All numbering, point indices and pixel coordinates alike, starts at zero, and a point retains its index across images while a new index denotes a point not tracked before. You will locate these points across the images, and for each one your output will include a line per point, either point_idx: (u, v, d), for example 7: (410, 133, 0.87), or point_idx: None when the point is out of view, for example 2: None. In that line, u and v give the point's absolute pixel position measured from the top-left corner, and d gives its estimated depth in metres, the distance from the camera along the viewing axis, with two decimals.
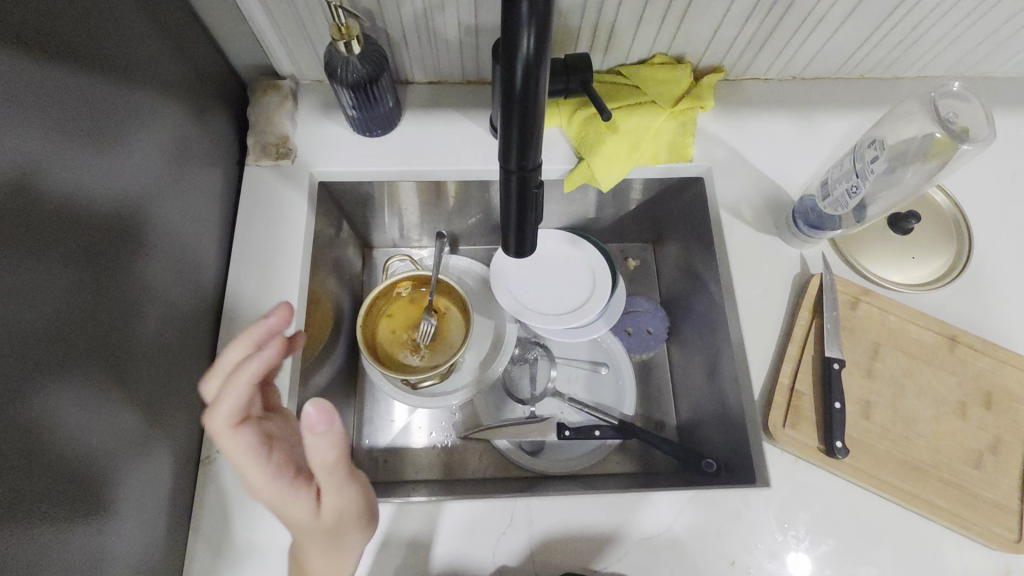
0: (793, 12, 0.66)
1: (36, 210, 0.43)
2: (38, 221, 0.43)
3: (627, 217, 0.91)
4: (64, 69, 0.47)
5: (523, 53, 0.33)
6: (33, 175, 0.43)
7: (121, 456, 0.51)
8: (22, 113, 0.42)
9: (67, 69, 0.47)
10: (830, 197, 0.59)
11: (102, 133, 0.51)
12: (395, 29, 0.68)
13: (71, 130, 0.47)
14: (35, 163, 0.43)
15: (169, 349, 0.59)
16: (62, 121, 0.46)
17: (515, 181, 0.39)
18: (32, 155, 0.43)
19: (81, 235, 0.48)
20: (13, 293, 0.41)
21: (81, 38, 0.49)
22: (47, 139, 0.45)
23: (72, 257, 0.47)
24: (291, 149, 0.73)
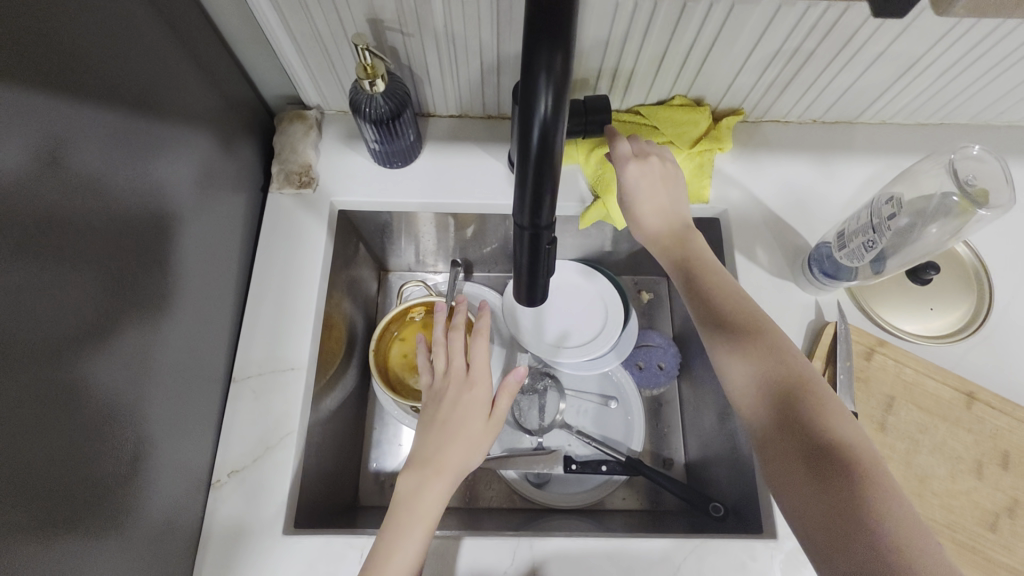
0: (813, 60, 0.67)
1: (59, 239, 0.44)
2: (61, 249, 0.45)
3: (641, 251, 0.91)
4: (93, 103, 0.48)
5: (540, 116, 0.33)
6: (58, 205, 0.44)
7: (132, 479, 0.52)
8: (52, 146, 0.44)
9: (95, 102, 0.48)
10: (846, 248, 0.59)
11: (133, 164, 0.53)
12: (420, 66, 0.70)
13: (103, 162, 0.49)
14: (60, 192, 0.44)
15: (185, 371, 0.60)
16: (96, 153, 0.48)
17: (528, 236, 0.40)
18: (59, 184, 0.44)
19: (111, 258, 0.50)
20: (33, 322, 0.42)
21: (110, 70, 0.50)
22: (75, 169, 0.46)
23: (102, 281, 0.49)
24: (313, 178, 0.75)
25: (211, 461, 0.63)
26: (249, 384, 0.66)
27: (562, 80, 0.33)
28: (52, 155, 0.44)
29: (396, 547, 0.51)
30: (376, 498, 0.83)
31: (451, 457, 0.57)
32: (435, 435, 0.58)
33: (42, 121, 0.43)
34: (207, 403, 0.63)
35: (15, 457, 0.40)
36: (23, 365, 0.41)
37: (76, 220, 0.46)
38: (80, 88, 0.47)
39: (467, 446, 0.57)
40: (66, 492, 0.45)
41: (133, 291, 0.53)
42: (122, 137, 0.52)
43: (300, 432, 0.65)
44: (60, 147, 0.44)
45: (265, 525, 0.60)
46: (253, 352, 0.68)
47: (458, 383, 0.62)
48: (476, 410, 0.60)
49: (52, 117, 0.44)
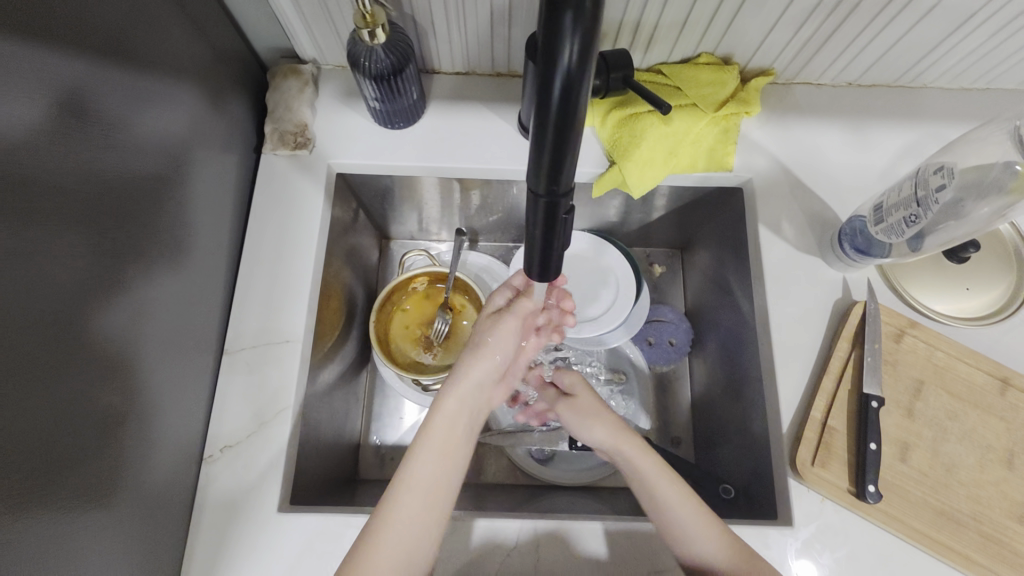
0: (858, 13, 0.60)
1: (32, 197, 0.40)
2: (34, 207, 0.40)
3: (656, 222, 0.87)
4: (71, 49, 0.44)
5: (563, 67, 0.29)
6: (29, 158, 0.40)
7: (121, 455, 0.49)
8: (26, 92, 0.40)
9: (74, 49, 0.44)
10: (885, 223, 0.55)
11: (116, 118, 0.49)
12: (424, 16, 0.64)
13: (82, 115, 0.45)
14: (32, 145, 0.40)
15: (176, 344, 0.57)
16: (76, 104, 0.44)
17: (542, 206, 0.35)
18: (31, 136, 0.40)
19: (98, 216, 0.47)
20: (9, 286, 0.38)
21: (91, 14, 0.46)
22: (49, 121, 0.42)
23: (88, 241, 0.46)
24: (309, 138, 0.70)
25: (202, 435, 0.60)
26: (243, 356, 0.63)
27: (590, 25, 0.28)
28: (25, 101, 0.39)
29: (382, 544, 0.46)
30: (376, 472, 0.82)
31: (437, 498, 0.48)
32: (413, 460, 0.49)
33: (14, 62, 0.38)
34: (198, 377, 0.60)
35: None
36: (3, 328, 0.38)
37: (59, 174, 0.43)
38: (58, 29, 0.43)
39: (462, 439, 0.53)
40: (54, 462, 0.42)
41: (118, 255, 0.49)
42: (106, 88, 0.48)
43: (296, 406, 0.62)
44: (32, 94, 0.40)
45: (259, 502, 0.58)
46: (247, 323, 0.64)
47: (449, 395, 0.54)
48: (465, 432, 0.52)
49: (27, 60, 0.40)
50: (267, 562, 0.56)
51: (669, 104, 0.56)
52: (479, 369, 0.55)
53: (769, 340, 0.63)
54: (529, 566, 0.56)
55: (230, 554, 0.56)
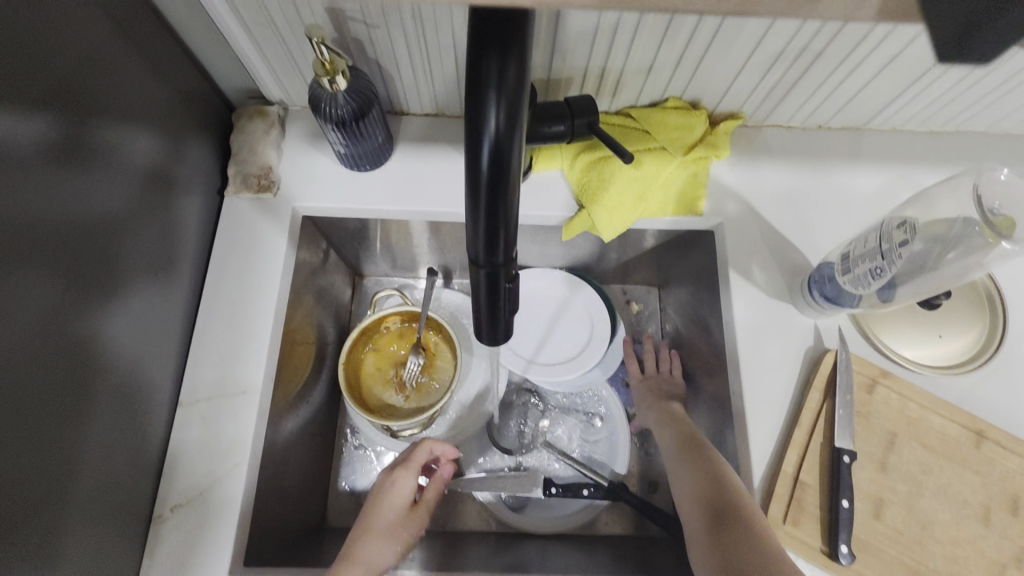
0: (821, 62, 0.61)
1: None
2: None
3: (631, 261, 0.86)
4: (22, 99, 0.43)
5: (490, 133, 0.28)
6: None
7: (67, 519, 0.47)
8: None
9: (25, 97, 0.43)
10: (851, 274, 0.54)
11: (78, 161, 0.49)
12: (388, 60, 0.63)
13: (51, 152, 0.46)
14: None
15: (128, 396, 0.55)
16: (40, 143, 0.45)
17: (483, 275, 0.34)
18: None
19: (62, 253, 0.47)
20: None
21: (44, 61, 0.45)
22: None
23: (51, 277, 0.46)
24: (274, 181, 0.68)
25: (154, 492, 0.58)
26: (199, 407, 0.61)
27: (515, 92, 0.28)
28: None
29: None
30: (344, 519, 0.79)
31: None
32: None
33: None
34: (151, 430, 0.58)
35: None
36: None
37: (20, 210, 0.43)
38: (26, 74, 0.43)
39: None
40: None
41: (81, 292, 0.49)
42: (73, 132, 0.48)
43: (252, 460, 0.59)
44: None
45: (212, 563, 0.55)
46: (205, 373, 0.62)
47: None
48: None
49: None
50: None
51: (631, 152, 0.56)
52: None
53: (742, 390, 0.61)
54: None
55: None
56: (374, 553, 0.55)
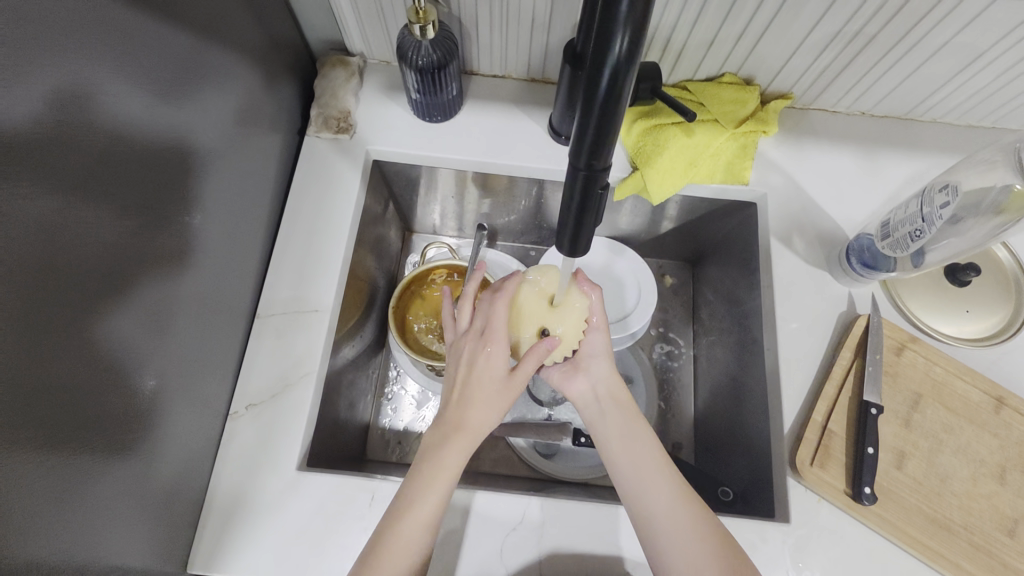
0: (874, 45, 0.65)
1: (84, 152, 0.40)
2: (81, 163, 0.40)
3: (670, 234, 0.90)
4: (149, 19, 0.47)
5: (613, 56, 0.33)
6: (97, 108, 0.42)
7: (161, 399, 0.52)
8: (97, 48, 0.42)
9: (151, 18, 0.47)
10: (890, 238, 0.59)
11: (136, 95, 0.46)
12: (469, 19, 0.68)
13: (126, 82, 0.45)
14: (97, 96, 0.42)
15: (213, 303, 0.60)
16: (117, 72, 0.44)
17: (580, 181, 0.38)
18: (93, 83, 0.41)
19: (144, 176, 0.48)
20: (65, 230, 0.39)
21: None
22: (115, 75, 0.43)
23: (120, 212, 0.45)
24: (352, 125, 0.74)
25: (230, 394, 0.63)
26: (273, 321, 0.66)
27: (638, 22, 0.33)
28: (96, 59, 0.41)
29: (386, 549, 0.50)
30: (382, 453, 0.83)
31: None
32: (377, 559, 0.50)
33: (106, 23, 0.42)
34: (231, 337, 0.63)
35: (37, 369, 0.37)
36: (20, 317, 0.36)
37: (124, 116, 0.45)
38: (75, 9, 0.39)
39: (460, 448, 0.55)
40: (80, 442, 0.42)
41: (146, 222, 0.48)
42: (158, 58, 0.49)
43: (319, 374, 0.64)
44: (107, 51, 0.43)
45: (279, 460, 0.60)
46: (279, 293, 0.67)
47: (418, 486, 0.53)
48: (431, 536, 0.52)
49: (119, 20, 0.44)
50: (284, 513, 0.58)
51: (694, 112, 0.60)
52: (453, 455, 0.54)
53: (776, 346, 0.65)
54: (532, 542, 0.58)
55: (248, 507, 0.58)
56: (477, 419, 0.56)
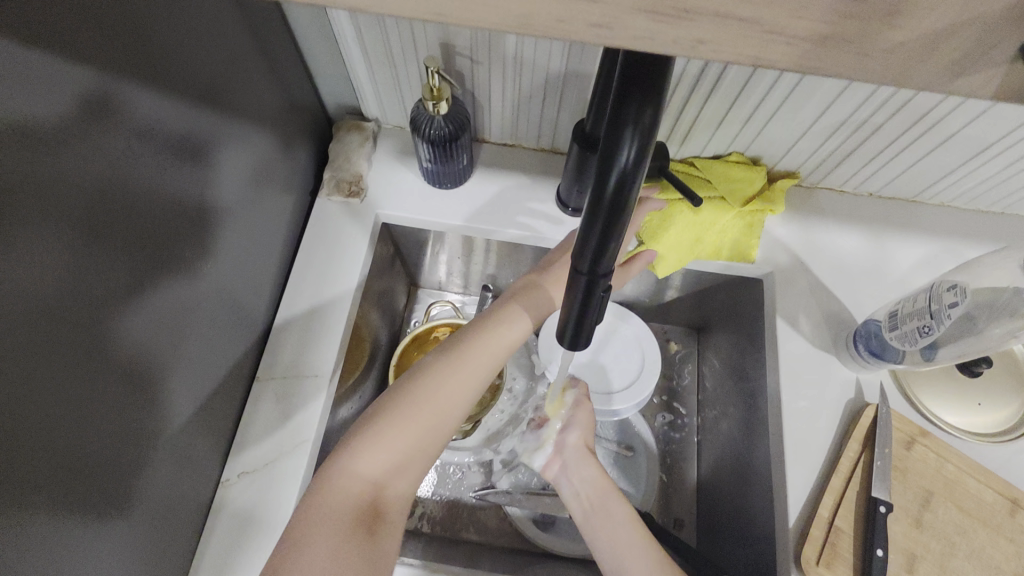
0: (881, 133, 0.65)
1: (94, 224, 0.41)
2: (88, 233, 0.40)
3: (675, 302, 0.89)
4: (165, 87, 0.48)
5: (620, 165, 0.31)
6: (111, 181, 0.42)
7: (154, 466, 0.51)
8: (113, 122, 0.42)
9: (167, 86, 0.48)
10: (898, 330, 0.58)
11: (145, 160, 0.46)
12: (483, 92, 0.70)
13: (142, 150, 0.45)
14: (113, 169, 0.42)
15: (215, 364, 0.59)
16: (133, 142, 0.44)
17: (583, 281, 0.38)
18: (110, 156, 0.42)
19: (153, 239, 0.48)
20: (67, 303, 0.39)
21: (189, 59, 0.51)
22: (130, 145, 0.44)
23: (122, 263, 0.44)
24: (363, 189, 0.75)
25: (223, 459, 0.62)
26: (273, 385, 0.66)
27: (649, 130, 0.30)
28: (114, 134, 0.42)
29: (373, 452, 0.50)
30: None
31: (420, 453, 0.52)
32: (407, 421, 0.52)
33: (123, 97, 0.43)
34: (231, 398, 0.63)
35: (24, 445, 0.36)
36: (9, 391, 0.35)
37: (136, 186, 0.45)
38: (97, 84, 0.40)
39: (478, 371, 0.57)
40: (53, 500, 0.40)
41: (147, 280, 0.48)
42: (174, 125, 0.50)
43: (315, 441, 0.64)
44: (123, 123, 0.43)
45: (268, 532, 0.59)
46: (281, 355, 0.67)
47: (458, 371, 0.56)
48: (460, 414, 0.55)
49: (135, 93, 0.44)
50: None
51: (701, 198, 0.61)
52: (456, 390, 0.55)
53: (781, 431, 0.64)
54: None
55: None
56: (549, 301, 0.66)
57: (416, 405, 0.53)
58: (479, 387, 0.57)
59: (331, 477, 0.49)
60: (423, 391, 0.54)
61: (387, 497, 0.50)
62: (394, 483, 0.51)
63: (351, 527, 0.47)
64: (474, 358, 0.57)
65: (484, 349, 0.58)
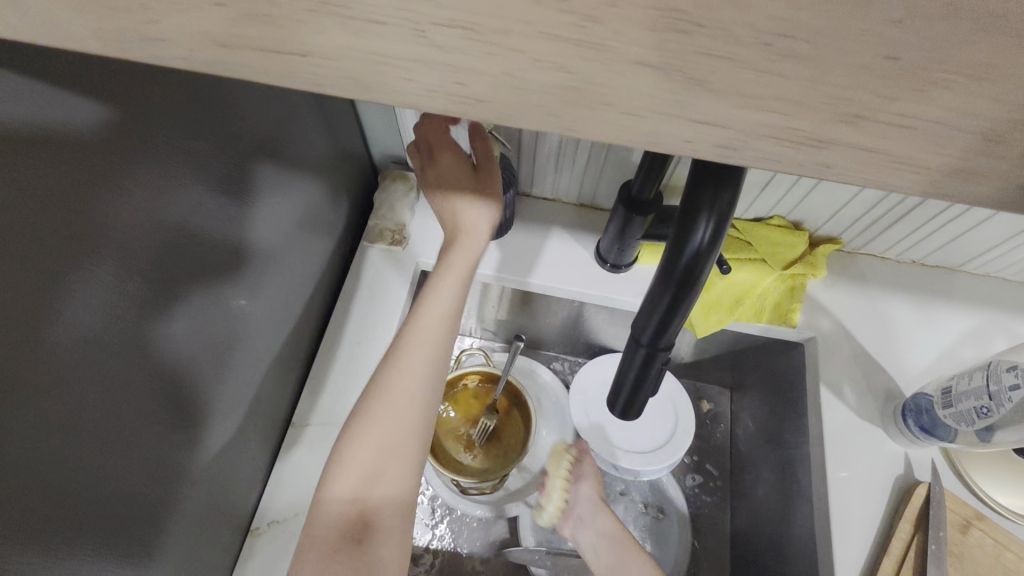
0: (928, 205, 0.65)
1: (151, 258, 0.42)
2: (146, 267, 0.41)
3: (708, 360, 0.88)
4: (229, 129, 0.50)
5: (694, 243, 0.31)
6: (170, 217, 0.43)
7: (189, 505, 0.50)
8: (177, 161, 0.43)
9: (231, 129, 0.50)
10: (953, 409, 0.57)
11: (201, 198, 0.47)
12: (528, 149, 0.72)
13: (201, 187, 0.47)
14: (172, 206, 0.43)
15: (254, 403, 0.59)
16: (193, 180, 0.46)
17: (641, 353, 0.38)
18: (170, 194, 0.43)
19: (204, 274, 0.49)
20: (120, 337, 0.40)
21: (254, 105, 0.53)
22: (188, 183, 0.45)
23: (173, 296, 0.45)
24: (405, 237, 0.77)
25: (253, 507, 0.62)
26: (307, 432, 0.66)
27: (726, 212, 0.31)
28: (176, 172, 0.43)
29: (326, 490, 0.47)
30: None
31: (388, 457, 0.47)
32: (368, 427, 0.47)
33: (188, 137, 0.44)
34: (265, 440, 0.62)
35: (69, 477, 0.37)
36: (57, 423, 0.35)
37: (192, 223, 0.46)
38: (167, 126, 0.42)
39: (421, 370, 0.48)
40: (90, 536, 0.39)
41: (195, 314, 0.48)
42: (233, 166, 0.51)
43: None
44: (186, 162, 0.44)
45: None
46: (318, 399, 0.68)
47: (398, 367, 0.48)
48: (429, 388, 0.49)
49: (200, 135, 0.46)
50: None
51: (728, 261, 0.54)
52: (394, 397, 0.48)
53: (827, 505, 0.61)
54: None
55: None
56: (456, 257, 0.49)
57: (371, 416, 0.47)
58: (436, 363, 0.49)
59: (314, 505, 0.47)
60: (374, 399, 0.48)
61: (374, 502, 0.47)
62: (373, 491, 0.47)
63: (337, 539, 0.46)
64: (420, 336, 0.49)
65: (425, 320, 0.49)
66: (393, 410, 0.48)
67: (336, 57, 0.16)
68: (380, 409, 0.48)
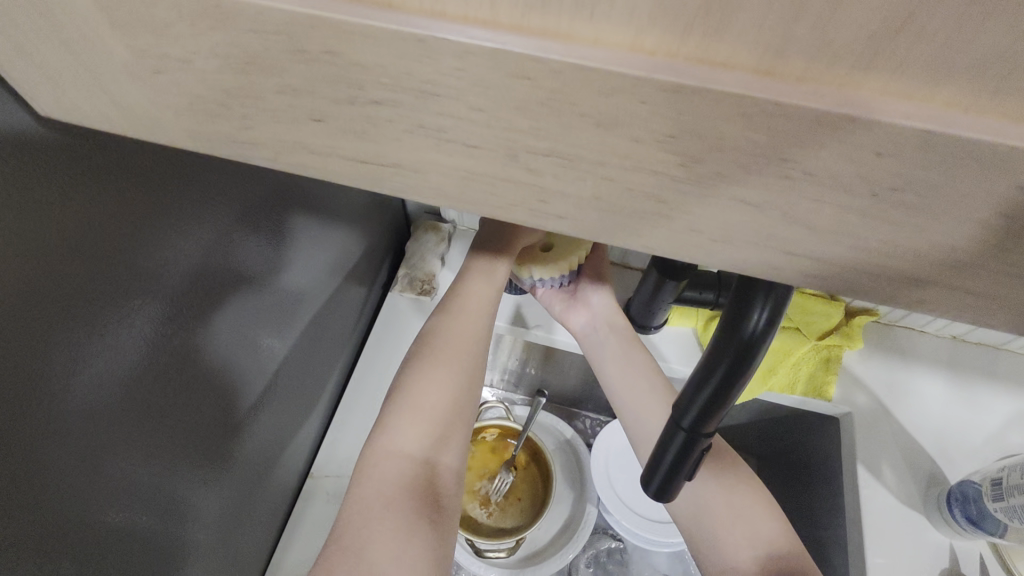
0: None
1: (186, 299, 0.42)
2: (179, 308, 0.41)
3: (736, 426, 0.85)
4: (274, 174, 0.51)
5: (747, 329, 0.30)
6: (208, 259, 0.43)
7: (201, 554, 0.49)
8: (223, 204, 0.44)
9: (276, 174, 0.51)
10: (1004, 502, 0.54)
11: (241, 241, 0.48)
12: None
13: (241, 229, 0.47)
14: (212, 248, 0.44)
15: (274, 446, 0.58)
16: (236, 222, 0.46)
17: (681, 437, 0.36)
18: (212, 236, 0.43)
19: (236, 315, 0.49)
20: (150, 377, 0.39)
21: None
22: (232, 226, 0.46)
23: (204, 337, 0.45)
24: (435, 287, 0.77)
25: (266, 559, 0.60)
26: (326, 484, 0.65)
27: (781, 298, 0.30)
28: (221, 215, 0.44)
29: (383, 458, 0.45)
30: None
31: (456, 420, 0.47)
32: (438, 374, 0.48)
33: (236, 181, 0.45)
34: (281, 487, 0.61)
35: (85, 523, 0.36)
36: (80, 466, 0.35)
37: (231, 264, 0.47)
38: (217, 171, 0.42)
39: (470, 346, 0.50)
40: None
41: (225, 354, 0.48)
42: (275, 209, 0.52)
43: None
44: (232, 205, 0.45)
45: None
46: (337, 451, 0.67)
47: (455, 331, 0.50)
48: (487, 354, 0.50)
49: (247, 179, 0.46)
50: None
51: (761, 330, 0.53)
52: (447, 363, 0.48)
53: None
54: None
55: None
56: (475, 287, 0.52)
57: (441, 366, 0.48)
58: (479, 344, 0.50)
59: (376, 462, 0.45)
60: (437, 351, 0.49)
61: (442, 470, 0.46)
62: (442, 455, 0.46)
63: (407, 501, 0.43)
64: (467, 306, 0.52)
65: (473, 295, 0.52)
66: (444, 376, 0.48)
67: (423, 170, 0.16)
68: (438, 375, 0.48)
